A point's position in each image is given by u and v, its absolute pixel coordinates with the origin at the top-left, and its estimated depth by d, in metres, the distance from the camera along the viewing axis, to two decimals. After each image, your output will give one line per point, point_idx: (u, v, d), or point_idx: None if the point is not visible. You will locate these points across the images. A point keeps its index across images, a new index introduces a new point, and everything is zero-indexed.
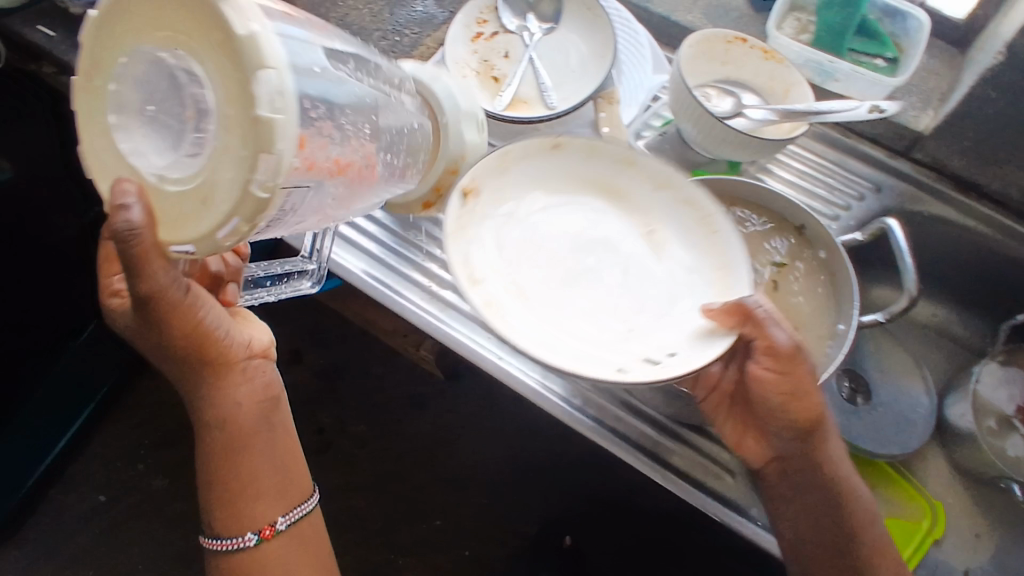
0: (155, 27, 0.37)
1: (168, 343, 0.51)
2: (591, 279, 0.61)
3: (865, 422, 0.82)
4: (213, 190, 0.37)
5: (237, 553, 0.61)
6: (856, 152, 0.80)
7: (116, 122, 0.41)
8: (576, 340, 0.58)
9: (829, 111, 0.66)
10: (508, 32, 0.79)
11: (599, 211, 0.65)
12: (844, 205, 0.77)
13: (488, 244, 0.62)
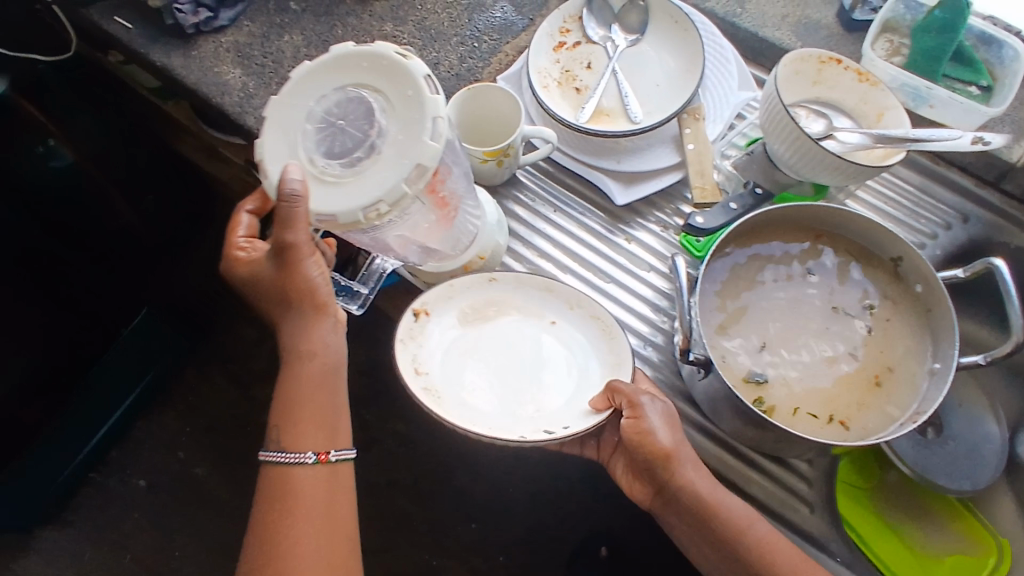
0: (351, 77, 0.55)
1: (284, 287, 0.61)
2: (519, 377, 0.65)
3: (939, 458, 0.80)
4: (363, 182, 0.52)
5: (294, 468, 0.65)
6: (943, 179, 0.78)
7: (298, 138, 0.55)
8: (496, 424, 0.61)
9: (929, 139, 0.64)
10: (591, 43, 0.78)
11: (522, 325, 0.67)
12: (930, 233, 0.75)
13: (437, 344, 0.66)
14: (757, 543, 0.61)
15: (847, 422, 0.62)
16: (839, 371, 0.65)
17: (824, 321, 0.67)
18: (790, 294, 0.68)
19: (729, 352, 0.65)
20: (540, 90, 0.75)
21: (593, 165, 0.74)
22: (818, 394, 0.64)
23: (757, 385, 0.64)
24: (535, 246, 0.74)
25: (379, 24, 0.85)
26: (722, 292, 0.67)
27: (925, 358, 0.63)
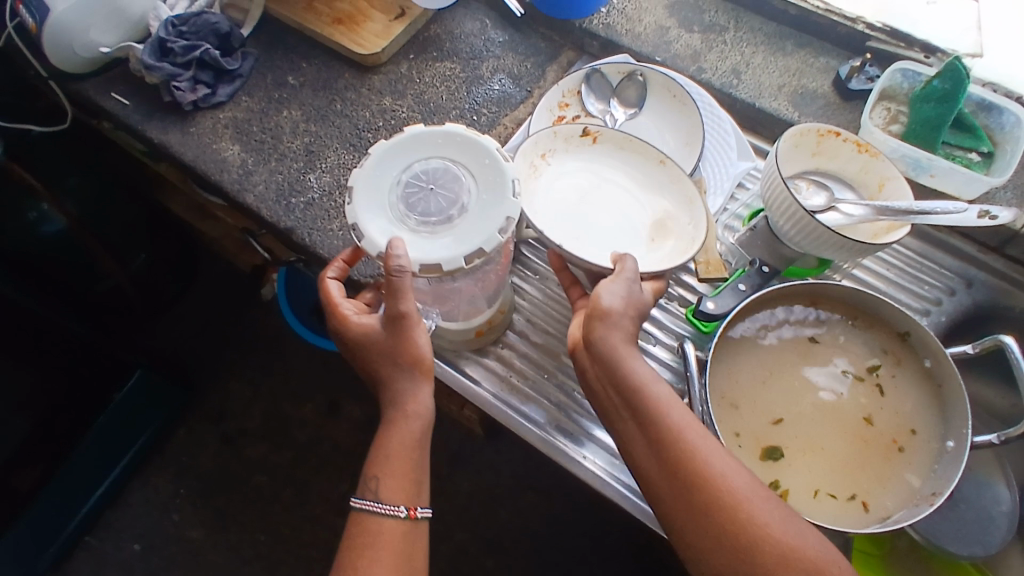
0: (429, 152, 0.58)
1: (394, 354, 0.61)
2: (612, 228, 0.68)
3: (952, 523, 0.79)
4: (457, 238, 0.54)
5: (381, 520, 0.63)
6: (942, 244, 0.78)
7: (385, 205, 0.56)
8: (556, 225, 0.67)
9: (933, 213, 0.64)
10: (590, 117, 0.78)
11: (644, 208, 0.69)
12: (935, 299, 0.75)
13: (591, 160, 0.72)
14: (669, 423, 0.54)
15: (868, 502, 0.61)
16: (855, 442, 0.63)
17: (834, 391, 0.66)
18: (797, 364, 0.66)
19: (740, 431, 0.63)
20: None
21: None
22: (834, 470, 0.62)
23: (770, 465, 0.62)
24: (539, 323, 0.76)
25: (378, 97, 0.86)
26: (728, 369, 0.65)
27: (938, 429, 0.63)
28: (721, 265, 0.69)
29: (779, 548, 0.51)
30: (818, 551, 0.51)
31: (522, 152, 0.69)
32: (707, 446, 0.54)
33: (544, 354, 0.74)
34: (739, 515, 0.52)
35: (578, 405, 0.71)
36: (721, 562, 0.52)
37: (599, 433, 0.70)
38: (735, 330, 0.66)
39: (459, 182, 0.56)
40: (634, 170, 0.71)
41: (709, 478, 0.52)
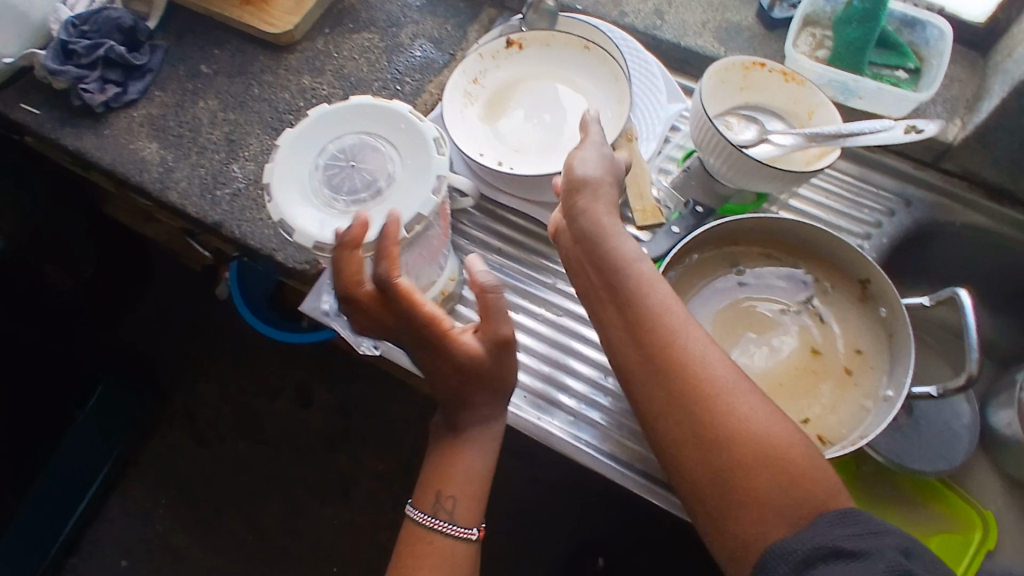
0: (343, 130, 0.54)
1: (489, 379, 0.55)
2: (549, 122, 0.73)
3: (915, 441, 0.79)
4: (392, 208, 0.51)
5: (451, 541, 0.57)
6: (878, 166, 0.78)
7: (309, 193, 0.52)
8: (499, 135, 0.72)
9: (865, 135, 0.64)
10: (512, 71, 0.75)
11: (579, 96, 0.74)
12: (874, 222, 0.75)
13: (523, 66, 0.76)
14: (651, 307, 0.51)
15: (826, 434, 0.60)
16: (806, 373, 0.63)
17: (777, 326, 0.64)
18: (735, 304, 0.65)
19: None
20: (468, 127, 0.72)
21: (536, 200, 0.73)
22: (788, 403, 0.61)
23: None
24: None
25: (296, 77, 0.83)
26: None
27: (880, 347, 0.62)
28: (659, 210, 0.69)
29: (751, 445, 0.46)
30: (796, 447, 0.47)
31: (457, 79, 0.73)
32: (692, 333, 0.50)
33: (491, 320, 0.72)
34: (714, 399, 0.48)
35: (533, 369, 0.70)
36: (694, 458, 0.48)
37: (553, 393, 0.69)
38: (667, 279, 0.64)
39: (382, 153, 0.53)
40: (579, 72, 0.75)
41: (691, 368, 0.49)
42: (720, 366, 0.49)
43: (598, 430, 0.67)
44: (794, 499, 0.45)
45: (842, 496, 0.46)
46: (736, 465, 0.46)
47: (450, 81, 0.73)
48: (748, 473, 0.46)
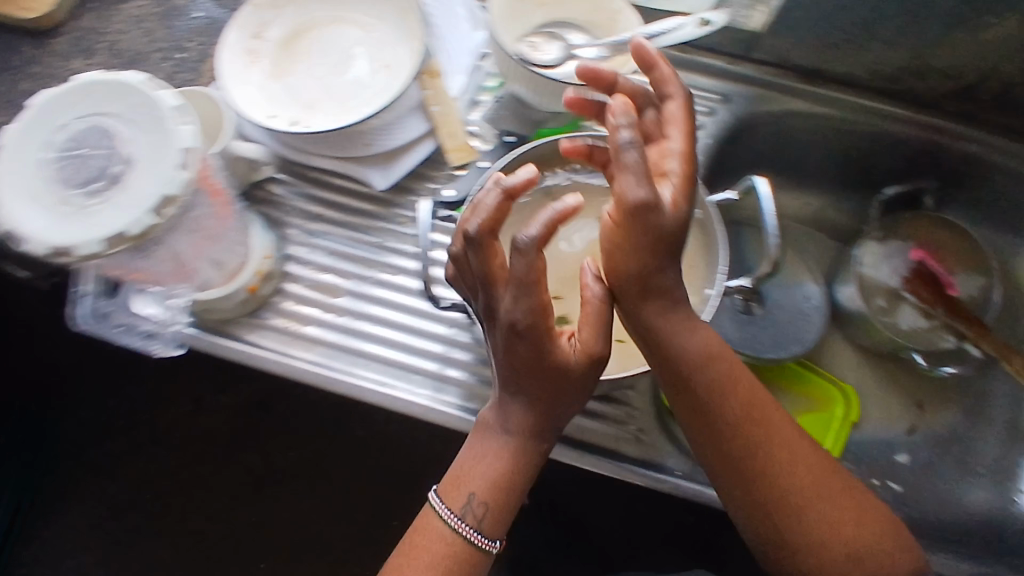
0: (66, 117, 0.48)
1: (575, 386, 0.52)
2: (345, 71, 0.67)
3: (768, 332, 0.82)
4: (130, 191, 0.46)
5: (473, 550, 0.54)
6: (694, 64, 0.76)
7: (38, 195, 0.46)
8: (291, 94, 0.66)
9: (661, 35, 0.62)
10: (295, 21, 0.69)
11: (372, 37, 0.68)
12: (696, 124, 0.74)
13: (307, 13, 0.69)
14: (705, 382, 0.53)
15: None
16: None
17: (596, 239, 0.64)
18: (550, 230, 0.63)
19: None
20: (254, 90, 0.65)
21: (345, 157, 0.68)
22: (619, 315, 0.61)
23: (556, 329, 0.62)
24: (308, 261, 0.68)
25: (65, 62, 0.74)
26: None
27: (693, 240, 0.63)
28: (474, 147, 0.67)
29: (808, 501, 0.55)
30: (876, 513, 0.56)
31: (232, 39, 0.66)
32: (754, 411, 0.55)
33: (319, 291, 0.68)
34: (831, 473, 0.56)
35: (370, 335, 0.66)
36: (767, 530, 0.54)
37: (398, 357, 0.65)
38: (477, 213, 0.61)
39: (109, 133, 0.48)
40: (365, 13, 0.69)
41: (778, 440, 0.55)
42: (788, 434, 0.56)
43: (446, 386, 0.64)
44: (870, 549, 0.54)
45: (892, 531, 0.56)
46: (805, 542, 0.54)
47: (226, 41, 0.65)
48: (797, 547, 0.54)
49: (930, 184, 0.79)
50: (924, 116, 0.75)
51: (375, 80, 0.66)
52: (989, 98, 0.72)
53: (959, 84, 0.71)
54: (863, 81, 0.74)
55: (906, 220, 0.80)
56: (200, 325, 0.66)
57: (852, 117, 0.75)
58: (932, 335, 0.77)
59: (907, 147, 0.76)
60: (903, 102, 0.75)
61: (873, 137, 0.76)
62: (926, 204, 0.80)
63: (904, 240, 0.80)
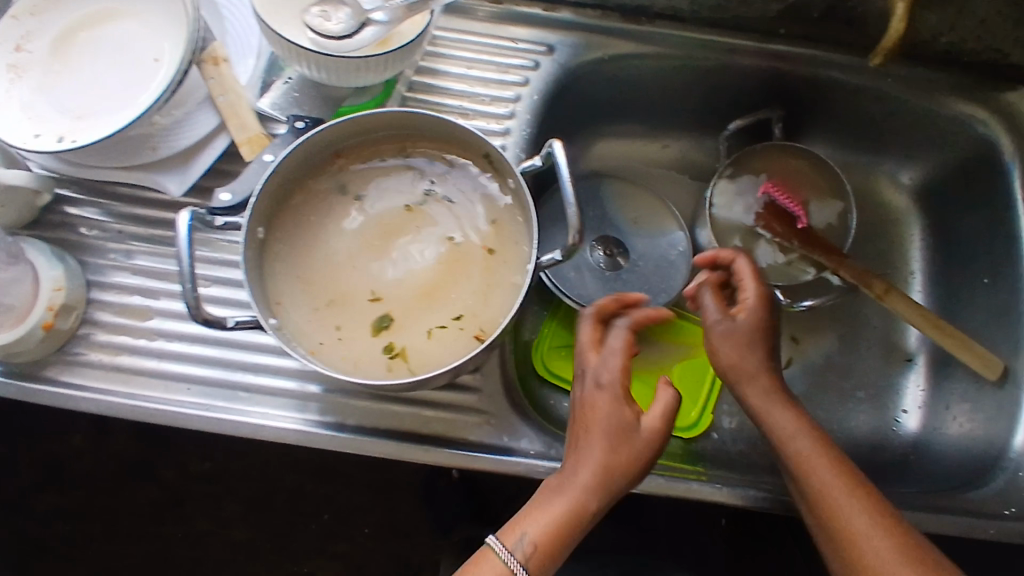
0: None
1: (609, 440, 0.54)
2: (118, 67, 0.60)
3: (633, 284, 0.79)
4: None
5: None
6: (514, 16, 0.71)
7: None
8: (60, 104, 0.59)
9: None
10: (47, 19, 0.61)
11: (142, 24, 0.61)
12: (521, 80, 0.70)
13: (60, 7, 0.61)
14: (793, 452, 0.57)
15: (483, 328, 0.55)
16: (449, 264, 0.57)
17: (407, 226, 0.58)
18: (357, 225, 0.58)
19: (342, 324, 0.55)
20: (18, 109, 0.59)
21: (133, 165, 0.62)
22: (439, 305, 0.56)
23: (379, 332, 0.55)
24: (111, 284, 0.65)
25: None
26: (292, 267, 0.56)
27: (508, 210, 0.58)
28: (267, 136, 0.61)
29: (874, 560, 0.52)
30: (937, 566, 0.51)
31: None
32: (816, 473, 0.56)
33: (131, 317, 0.65)
34: (888, 517, 0.54)
35: (194, 356, 0.64)
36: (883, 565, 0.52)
37: (224, 374, 0.64)
38: (260, 217, 0.55)
39: None
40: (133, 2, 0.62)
41: (832, 506, 0.55)
42: (831, 484, 0.55)
43: (282, 398, 0.63)
44: None
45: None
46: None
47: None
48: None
49: (777, 112, 0.76)
50: (763, 42, 0.71)
51: (153, 73, 0.60)
52: (817, 17, 0.68)
53: (784, 6, 0.67)
54: (688, 14, 0.70)
55: (759, 153, 0.77)
56: (5, 372, 0.62)
57: (683, 54, 0.71)
58: (792, 270, 0.75)
59: (744, 78, 0.74)
60: (738, 30, 0.71)
61: (707, 69, 0.72)
62: (775, 134, 0.78)
63: (755, 173, 0.77)
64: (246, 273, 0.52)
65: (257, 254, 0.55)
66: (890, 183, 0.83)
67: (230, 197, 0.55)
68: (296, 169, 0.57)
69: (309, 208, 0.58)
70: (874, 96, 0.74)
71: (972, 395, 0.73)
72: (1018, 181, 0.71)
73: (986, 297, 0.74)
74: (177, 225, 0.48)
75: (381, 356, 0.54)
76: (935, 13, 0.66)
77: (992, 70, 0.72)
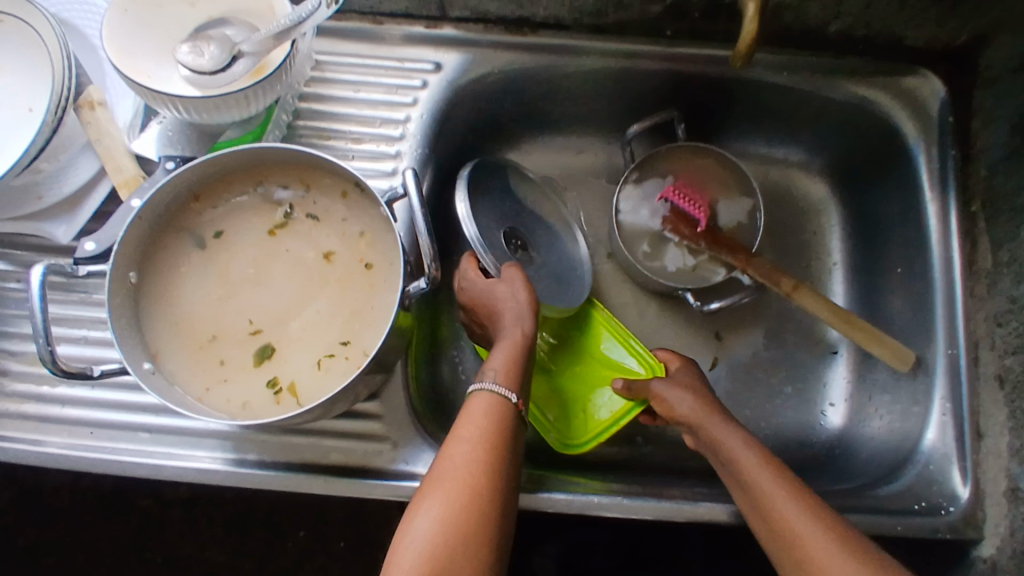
0: None
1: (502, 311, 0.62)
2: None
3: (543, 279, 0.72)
4: None
5: (496, 396, 0.55)
6: (398, 37, 0.71)
7: None
8: None
9: (306, 21, 0.59)
10: None
11: (20, 77, 0.62)
12: (410, 100, 0.69)
13: None
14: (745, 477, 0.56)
15: (353, 341, 0.55)
16: (325, 285, 0.58)
17: (276, 254, 0.59)
18: (228, 261, 0.58)
19: (226, 359, 0.56)
20: None
21: (20, 215, 0.63)
22: (320, 327, 0.56)
23: (262, 366, 0.55)
24: (15, 333, 0.65)
25: None
26: (167, 312, 0.56)
27: (371, 223, 0.58)
28: (143, 177, 0.62)
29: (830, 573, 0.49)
30: None
31: None
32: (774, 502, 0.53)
33: (32, 364, 0.65)
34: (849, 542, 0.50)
35: (94, 400, 0.63)
36: None
37: (121, 417, 0.63)
38: (128, 263, 0.55)
39: None
40: (10, 53, 0.62)
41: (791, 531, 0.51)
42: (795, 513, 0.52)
43: (182, 436, 0.62)
44: None
45: None
46: None
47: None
48: None
49: (677, 112, 0.75)
50: (653, 44, 0.70)
51: (31, 123, 0.61)
52: (698, 16, 0.67)
53: (663, 7, 0.66)
54: (572, 22, 0.69)
55: (664, 154, 0.75)
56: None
57: (572, 61, 0.70)
58: (701, 272, 0.75)
59: (640, 81, 0.73)
60: (626, 34, 0.70)
61: (602, 74, 0.72)
62: (679, 135, 0.76)
63: (661, 176, 0.76)
64: (115, 331, 0.51)
65: (130, 300, 0.55)
66: (806, 173, 0.82)
67: (93, 245, 0.57)
68: (159, 213, 0.57)
69: (171, 249, 0.58)
70: (773, 87, 0.72)
71: (892, 387, 0.72)
72: (923, 164, 0.70)
73: (902, 285, 0.72)
74: (31, 280, 0.50)
75: (266, 391, 0.54)
76: (816, 4, 0.65)
77: (888, 53, 0.70)
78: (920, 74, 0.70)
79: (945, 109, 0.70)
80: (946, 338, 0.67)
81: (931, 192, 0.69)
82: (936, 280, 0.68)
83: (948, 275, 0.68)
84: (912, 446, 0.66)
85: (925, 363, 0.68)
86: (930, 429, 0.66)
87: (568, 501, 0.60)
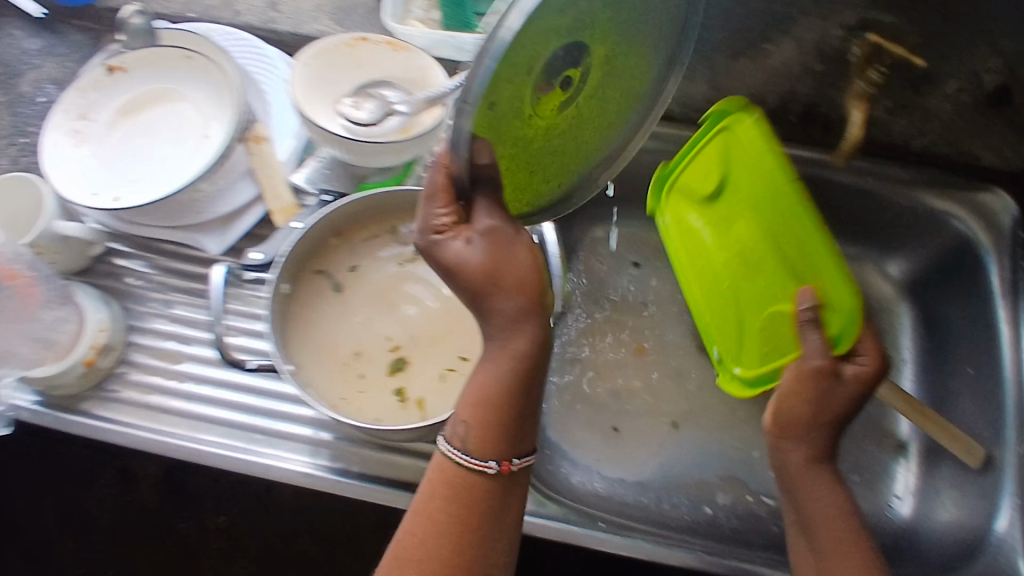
0: None
1: (475, 303, 0.48)
2: (174, 142, 0.70)
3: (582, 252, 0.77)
4: None
5: (468, 474, 0.52)
6: None
7: None
8: (119, 172, 0.68)
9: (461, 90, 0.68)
10: (117, 100, 0.71)
11: (199, 109, 0.71)
12: None
13: (130, 93, 0.71)
14: (812, 517, 0.55)
15: (473, 357, 0.61)
16: (448, 310, 0.64)
17: (405, 283, 0.66)
18: (368, 291, 0.65)
19: (365, 374, 0.61)
20: (83, 171, 0.67)
21: (180, 225, 0.70)
22: (442, 347, 0.62)
23: (394, 379, 0.61)
24: (150, 329, 0.71)
25: None
26: (308, 324, 0.62)
27: None
28: (297, 206, 0.70)
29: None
30: None
31: (51, 125, 0.68)
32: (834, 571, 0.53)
33: (160, 359, 0.70)
34: None
35: (216, 400, 0.68)
36: None
37: (239, 418, 0.67)
38: (286, 274, 0.62)
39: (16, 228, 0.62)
40: (198, 90, 0.71)
41: None
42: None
43: (290, 443, 0.66)
44: None
45: None
46: None
47: (49, 125, 0.67)
48: None
49: None
50: None
51: (203, 147, 0.69)
52: (794, 119, 0.75)
53: (764, 109, 0.75)
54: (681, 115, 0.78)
55: None
56: (44, 403, 0.66)
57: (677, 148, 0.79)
58: None
59: None
60: None
61: None
62: None
63: None
64: (271, 328, 0.58)
65: (281, 307, 0.61)
66: (879, 274, 0.86)
67: (262, 255, 0.67)
68: (311, 237, 0.64)
69: (313, 270, 0.65)
70: (857, 189, 0.79)
71: (958, 481, 0.74)
72: (994, 273, 0.75)
73: (971, 384, 0.76)
74: (211, 278, 0.58)
75: (396, 400, 0.59)
76: (903, 119, 0.73)
77: (963, 170, 0.78)
78: (994, 192, 0.77)
79: (1018, 224, 0.75)
80: (1017, 435, 0.70)
81: (1002, 298, 0.74)
82: (1006, 381, 0.72)
83: (1018, 377, 0.72)
84: (982, 537, 0.68)
85: (995, 460, 0.71)
86: (1001, 519, 0.68)
87: (639, 546, 0.65)
